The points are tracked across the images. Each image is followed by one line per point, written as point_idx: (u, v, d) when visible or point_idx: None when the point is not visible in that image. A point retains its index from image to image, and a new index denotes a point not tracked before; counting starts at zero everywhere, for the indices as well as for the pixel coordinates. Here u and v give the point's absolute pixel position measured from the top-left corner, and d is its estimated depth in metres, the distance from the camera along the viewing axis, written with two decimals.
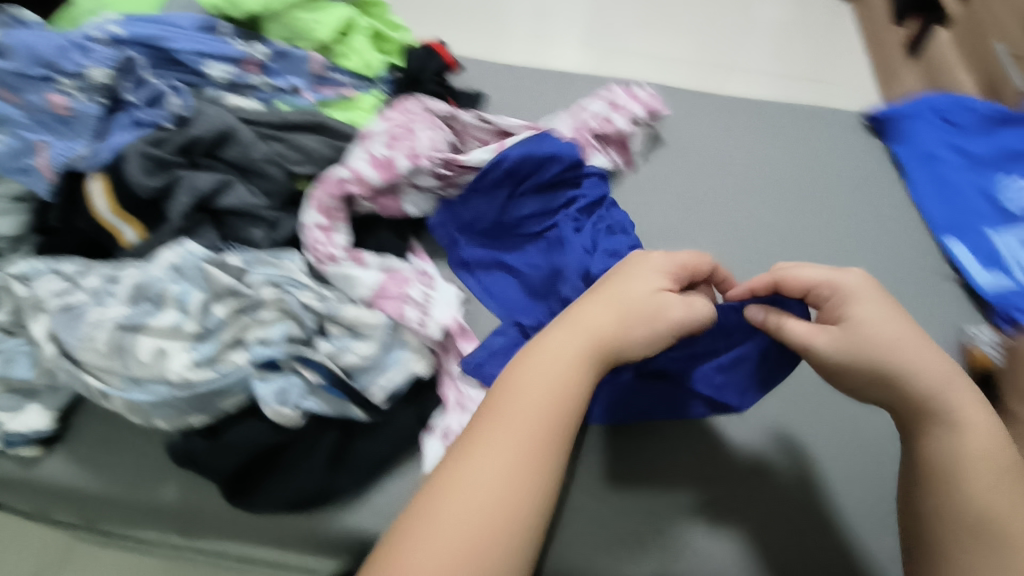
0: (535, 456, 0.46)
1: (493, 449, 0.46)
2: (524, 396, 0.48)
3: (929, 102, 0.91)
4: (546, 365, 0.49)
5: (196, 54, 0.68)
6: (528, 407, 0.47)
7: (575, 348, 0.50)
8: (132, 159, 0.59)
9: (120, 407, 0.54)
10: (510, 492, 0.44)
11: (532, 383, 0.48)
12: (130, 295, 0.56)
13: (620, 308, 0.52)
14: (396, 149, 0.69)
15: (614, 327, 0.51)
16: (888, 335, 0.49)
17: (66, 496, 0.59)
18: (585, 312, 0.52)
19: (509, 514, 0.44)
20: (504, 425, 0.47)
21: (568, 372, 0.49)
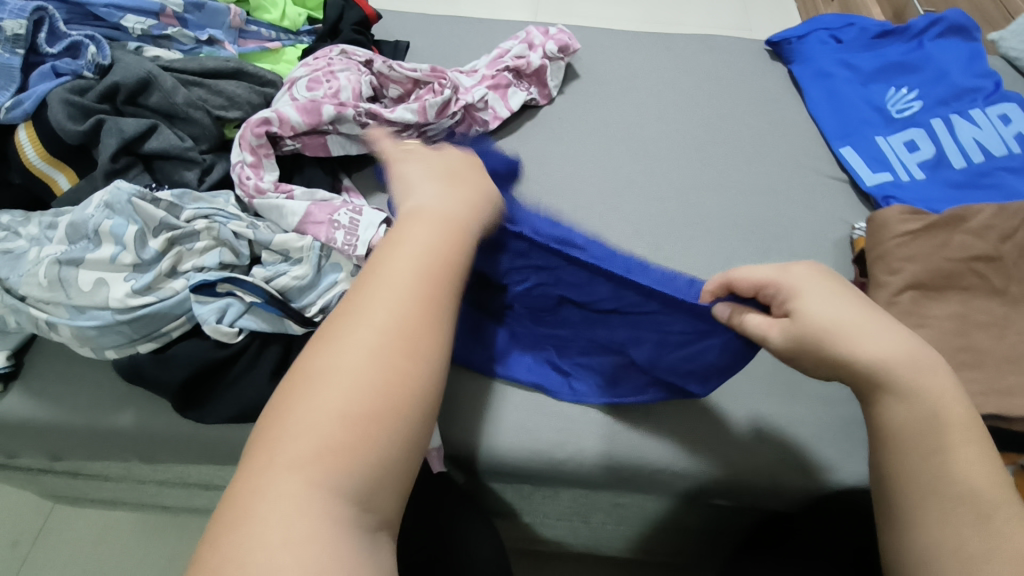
0: (429, 310, 0.39)
1: (377, 308, 0.38)
2: (400, 255, 0.41)
3: (820, 23, 0.99)
4: (397, 294, 0.39)
5: (110, 7, 0.71)
6: (409, 265, 0.41)
7: (451, 215, 0.45)
8: (56, 107, 0.62)
9: (68, 336, 0.57)
10: (406, 351, 0.37)
11: (388, 284, 0.40)
12: (66, 234, 0.59)
13: (466, 188, 0.48)
14: (319, 94, 0.73)
15: (475, 205, 0.47)
16: (833, 316, 0.44)
17: (27, 429, 0.62)
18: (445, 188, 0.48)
19: (400, 384, 0.37)
20: (391, 283, 0.40)
21: (446, 232, 0.43)
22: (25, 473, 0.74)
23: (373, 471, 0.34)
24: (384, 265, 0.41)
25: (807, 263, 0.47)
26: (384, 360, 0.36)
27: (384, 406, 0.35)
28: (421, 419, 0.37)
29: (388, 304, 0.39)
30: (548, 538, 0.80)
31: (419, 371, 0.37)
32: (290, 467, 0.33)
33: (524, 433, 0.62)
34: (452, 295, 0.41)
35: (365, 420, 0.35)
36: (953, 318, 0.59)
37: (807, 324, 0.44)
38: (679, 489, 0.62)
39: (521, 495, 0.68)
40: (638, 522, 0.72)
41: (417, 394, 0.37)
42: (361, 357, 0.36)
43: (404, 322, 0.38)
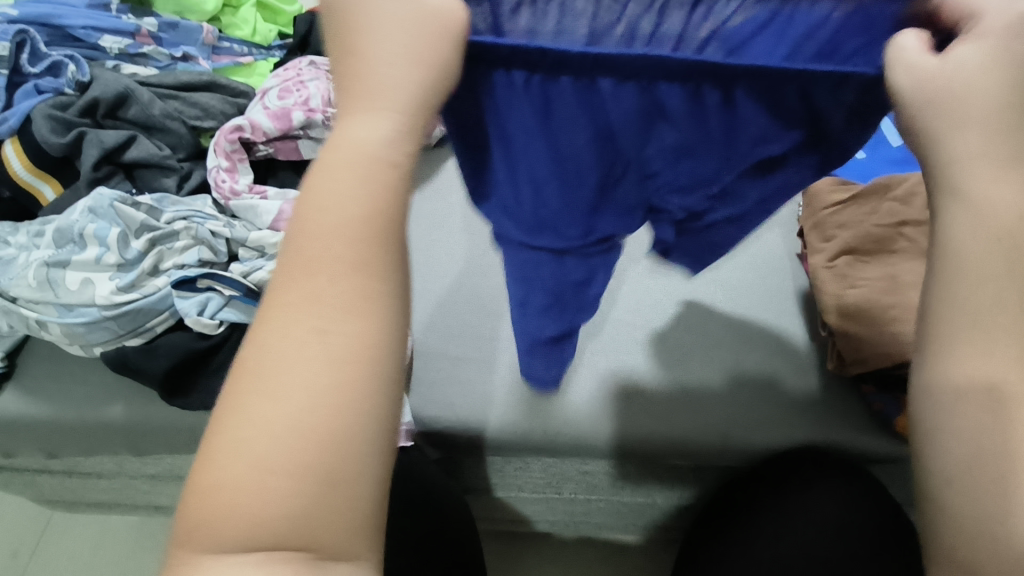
0: (362, 298, 0.29)
1: (304, 312, 0.29)
2: (315, 223, 0.30)
3: None
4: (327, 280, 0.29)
5: (88, 28, 0.76)
6: (325, 251, 0.29)
7: (375, 142, 0.30)
8: (39, 121, 0.67)
9: (58, 334, 0.61)
10: (348, 360, 0.29)
11: (314, 263, 0.29)
12: (54, 239, 0.63)
13: (407, 61, 0.30)
14: (290, 102, 0.76)
15: (413, 102, 0.31)
16: (986, 92, 0.30)
17: (21, 426, 0.66)
18: (366, 77, 0.31)
19: (345, 404, 0.28)
20: (314, 271, 0.29)
21: (366, 183, 0.30)
22: (21, 474, 0.77)
23: (318, 525, 0.28)
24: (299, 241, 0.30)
25: None
26: (321, 382, 0.28)
27: (315, 445, 0.28)
28: (373, 440, 0.29)
29: (308, 305, 0.29)
30: (524, 516, 0.84)
31: (366, 384, 0.29)
32: (228, 525, 0.27)
33: (497, 411, 0.66)
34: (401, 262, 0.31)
35: (300, 465, 0.27)
36: (883, 279, 0.64)
37: (978, 88, 0.30)
38: (639, 451, 0.67)
39: (494, 469, 0.72)
40: (607, 491, 0.75)
41: (357, 417, 0.29)
42: (293, 383, 0.28)
43: (330, 330, 0.29)
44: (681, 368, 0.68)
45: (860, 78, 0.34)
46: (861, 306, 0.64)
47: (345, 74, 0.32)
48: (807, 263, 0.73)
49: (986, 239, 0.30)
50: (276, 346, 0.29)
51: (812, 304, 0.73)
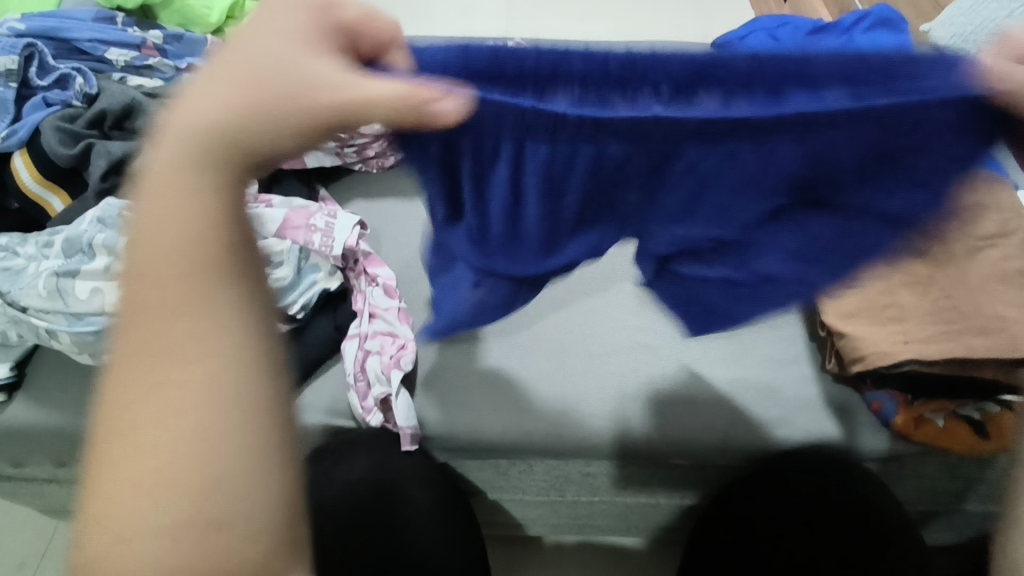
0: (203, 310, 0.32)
1: (147, 326, 0.31)
2: (149, 253, 0.32)
3: (760, 25, 1.08)
4: (170, 289, 0.32)
5: (94, 41, 0.77)
6: (165, 277, 0.32)
7: (192, 159, 0.33)
8: (49, 133, 0.68)
9: (68, 342, 0.62)
10: (188, 357, 0.31)
11: (156, 278, 0.32)
12: (63, 249, 0.64)
13: (218, 85, 0.33)
14: None
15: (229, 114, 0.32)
16: None
17: (31, 435, 0.66)
18: (183, 114, 0.33)
19: (202, 395, 0.31)
20: (153, 298, 0.32)
21: (200, 207, 0.33)
22: (29, 484, 0.78)
23: (196, 527, 0.30)
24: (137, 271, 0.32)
25: None
26: (171, 394, 0.31)
27: (188, 437, 0.30)
28: (234, 435, 0.31)
29: (150, 328, 0.31)
30: (527, 520, 0.84)
31: (208, 372, 0.31)
32: (133, 525, 0.29)
33: (500, 414, 0.66)
34: (233, 260, 0.33)
35: (166, 476, 0.30)
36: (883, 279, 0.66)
37: None
38: (643, 452, 0.67)
39: (498, 472, 0.72)
40: (610, 494, 0.76)
41: (218, 403, 0.31)
42: (147, 401, 0.31)
43: (172, 346, 0.31)
44: (683, 371, 0.69)
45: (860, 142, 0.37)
46: (858, 307, 0.65)
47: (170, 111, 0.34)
48: None
49: None
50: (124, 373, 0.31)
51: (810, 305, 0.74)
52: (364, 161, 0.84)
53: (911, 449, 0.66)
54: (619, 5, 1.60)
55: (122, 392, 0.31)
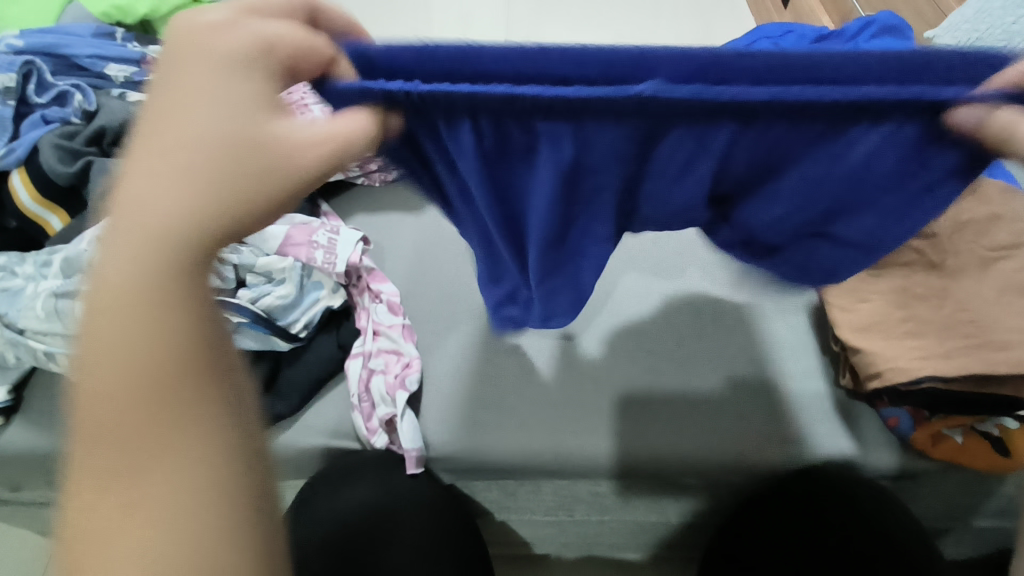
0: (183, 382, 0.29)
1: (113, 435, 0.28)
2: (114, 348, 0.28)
3: (762, 32, 1.07)
4: (133, 401, 0.28)
5: (93, 57, 0.76)
6: (139, 368, 0.28)
7: (149, 250, 0.29)
8: (46, 150, 0.67)
9: (66, 364, 0.61)
10: (158, 457, 0.28)
11: (114, 386, 0.28)
12: (61, 269, 0.63)
13: (189, 163, 0.28)
14: None
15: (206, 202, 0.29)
16: None
17: (29, 459, 0.65)
18: (130, 204, 0.29)
19: (177, 497, 0.28)
20: (119, 384, 0.28)
21: (147, 316, 0.29)
22: (27, 507, 0.77)
23: None
24: (90, 366, 0.28)
25: None
26: (156, 471, 0.28)
27: (170, 543, 0.28)
28: (225, 504, 0.29)
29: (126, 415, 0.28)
30: (535, 538, 0.83)
31: (186, 467, 0.29)
32: None
33: (504, 434, 0.64)
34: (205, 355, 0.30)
35: (163, 551, 0.28)
36: (895, 292, 0.64)
37: None
38: (653, 470, 0.65)
39: (506, 493, 0.71)
40: (620, 512, 0.75)
41: (201, 500, 0.29)
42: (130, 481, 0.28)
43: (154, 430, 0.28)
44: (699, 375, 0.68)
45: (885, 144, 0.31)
46: (873, 320, 0.64)
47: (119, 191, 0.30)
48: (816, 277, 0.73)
49: None
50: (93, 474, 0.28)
51: (821, 319, 0.72)
52: (367, 174, 0.83)
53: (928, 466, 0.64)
54: (620, 13, 1.60)
55: (99, 480, 0.28)
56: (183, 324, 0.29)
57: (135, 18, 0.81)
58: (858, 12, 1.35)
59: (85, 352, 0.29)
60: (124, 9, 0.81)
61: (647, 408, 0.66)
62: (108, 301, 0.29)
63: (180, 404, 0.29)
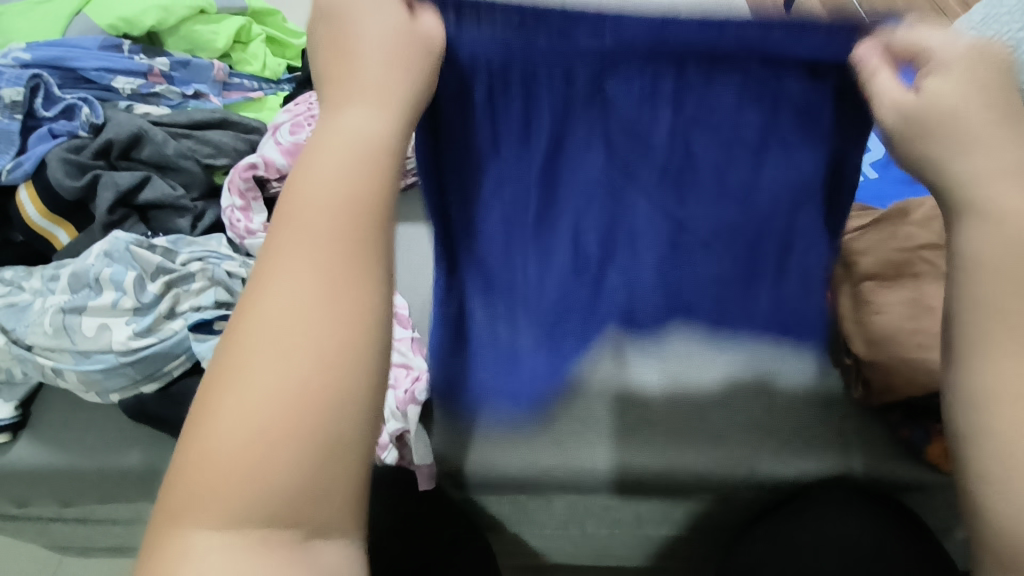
0: (360, 250, 0.28)
1: (294, 325, 0.26)
2: (302, 214, 0.28)
3: None
4: (313, 306, 0.26)
5: (100, 70, 0.76)
6: (315, 220, 0.28)
7: (344, 187, 0.28)
8: (54, 165, 0.66)
9: (75, 381, 0.60)
10: (339, 352, 0.26)
11: (297, 288, 0.26)
12: (69, 284, 0.62)
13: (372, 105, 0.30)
14: (302, 137, 0.75)
15: (390, 121, 0.30)
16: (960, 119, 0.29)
17: (37, 476, 0.64)
18: (322, 141, 0.29)
19: (348, 388, 0.26)
20: (315, 254, 0.27)
21: (342, 235, 0.27)
22: (34, 523, 0.76)
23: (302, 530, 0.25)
24: (292, 206, 0.28)
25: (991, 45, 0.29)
26: (315, 308, 0.26)
27: (316, 445, 0.25)
28: (373, 402, 0.27)
29: (293, 260, 0.27)
30: (548, 551, 0.82)
31: (357, 362, 0.26)
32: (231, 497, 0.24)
33: (514, 446, 0.64)
34: (374, 278, 0.28)
35: (314, 447, 0.25)
36: (908, 303, 0.62)
37: (951, 94, 0.29)
38: (665, 485, 0.64)
39: (517, 507, 0.70)
40: (634, 525, 0.74)
41: (367, 403, 0.26)
42: (276, 309, 0.26)
43: (329, 267, 0.27)
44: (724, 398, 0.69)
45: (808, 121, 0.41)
46: (888, 334, 0.61)
47: (318, 125, 0.30)
48: None
49: (998, 235, 0.28)
50: (244, 308, 0.27)
51: None
52: None
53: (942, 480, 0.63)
54: None
55: (253, 352, 0.25)
56: (375, 230, 0.28)
57: (141, 30, 0.80)
58: None
59: (273, 265, 0.27)
60: (131, 21, 0.80)
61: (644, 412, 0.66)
62: (307, 210, 0.28)
63: (368, 298, 0.27)
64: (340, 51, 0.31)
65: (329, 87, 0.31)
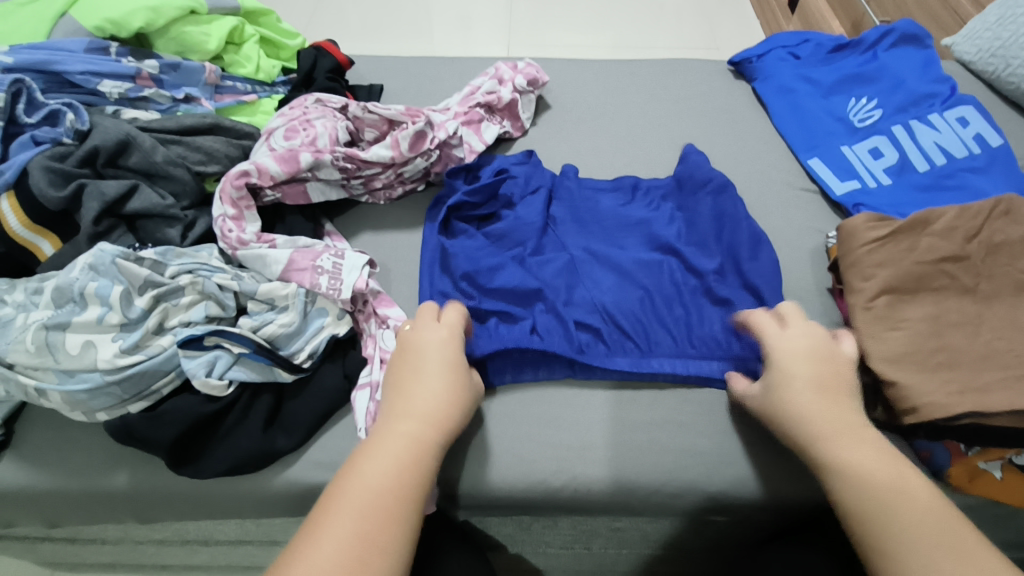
0: (388, 521, 0.44)
1: (346, 515, 0.43)
2: (357, 484, 0.45)
3: (777, 41, 1.04)
4: (364, 516, 0.43)
5: (86, 73, 0.73)
6: (363, 492, 0.44)
7: (402, 448, 0.48)
8: (37, 174, 0.63)
9: (58, 401, 0.57)
10: (371, 551, 0.42)
11: (360, 486, 0.45)
12: (52, 299, 0.60)
13: (425, 411, 0.51)
14: (296, 143, 0.74)
15: (440, 412, 0.51)
16: (802, 400, 0.51)
17: (19, 497, 0.61)
18: (400, 415, 0.51)
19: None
20: (370, 490, 0.45)
21: (393, 476, 0.46)
22: (20, 542, 0.73)
23: None
24: (368, 450, 0.48)
25: (803, 340, 0.54)
26: (348, 558, 0.41)
27: None
28: None
29: (342, 518, 0.43)
30: (547, 569, 0.79)
31: (380, 561, 0.42)
32: None
33: (517, 465, 0.61)
34: (407, 518, 0.45)
35: None
36: (926, 320, 0.61)
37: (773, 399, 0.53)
38: (672, 506, 0.61)
39: (521, 527, 0.68)
40: (638, 544, 0.72)
41: None
42: (321, 555, 0.41)
43: (362, 527, 0.43)
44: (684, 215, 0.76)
45: (709, 257, 0.71)
46: (905, 350, 0.59)
47: (397, 402, 0.52)
48: (843, 297, 0.70)
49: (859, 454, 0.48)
50: (317, 521, 0.43)
51: None
52: (371, 192, 0.80)
53: (965, 501, 0.60)
54: (622, 19, 1.57)
55: (315, 540, 0.42)
56: (417, 482, 0.47)
57: (129, 32, 0.77)
58: (870, 18, 1.32)
59: (346, 481, 0.45)
60: (119, 22, 0.77)
61: (652, 430, 0.63)
62: (374, 450, 0.48)
63: (403, 519, 0.44)
64: (412, 363, 0.55)
65: (401, 379, 0.54)
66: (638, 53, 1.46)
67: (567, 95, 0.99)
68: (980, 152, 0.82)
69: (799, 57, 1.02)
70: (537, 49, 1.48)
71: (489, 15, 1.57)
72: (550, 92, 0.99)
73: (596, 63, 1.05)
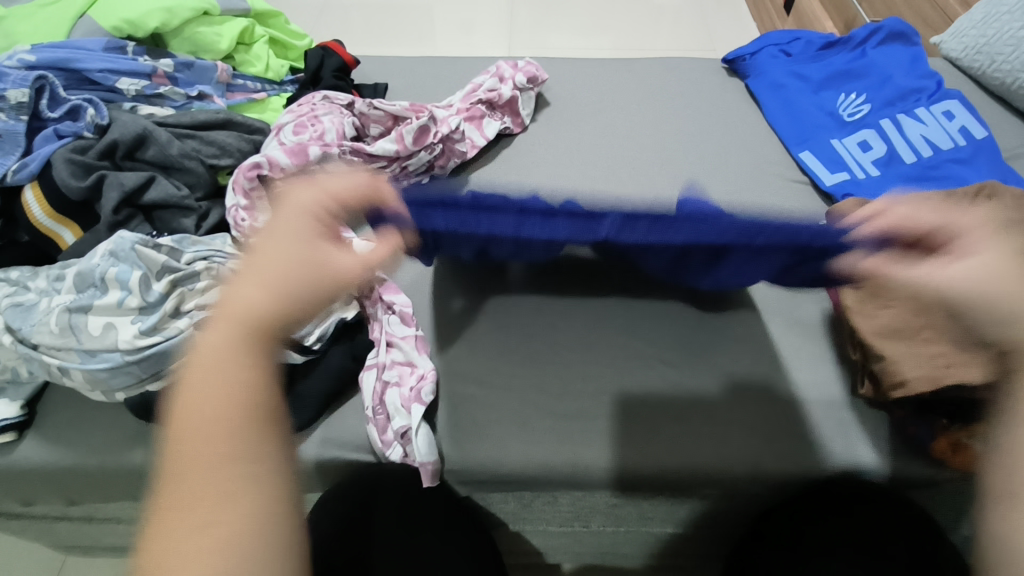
0: (240, 442, 0.36)
1: (193, 458, 0.36)
2: (181, 444, 0.36)
3: (769, 40, 1.07)
4: (212, 445, 0.36)
5: (105, 71, 0.76)
6: (200, 427, 0.36)
7: (239, 341, 0.38)
8: (60, 166, 0.66)
9: (80, 380, 0.60)
10: (232, 486, 0.35)
11: (194, 419, 0.36)
12: (75, 283, 0.63)
13: (261, 286, 0.39)
14: (305, 138, 0.77)
15: (285, 282, 0.39)
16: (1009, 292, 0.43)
17: (41, 475, 0.64)
18: (227, 305, 0.39)
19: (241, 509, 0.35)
20: (210, 414, 0.36)
21: (234, 384, 0.37)
22: (40, 522, 0.76)
23: None
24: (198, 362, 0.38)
25: (974, 212, 0.46)
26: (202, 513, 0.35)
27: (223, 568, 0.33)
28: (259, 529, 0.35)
29: (176, 492, 0.35)
30: (548, 548, 0.81)
31: (253, 489, 0.36)
32: None
33: (520, 442, 0.64)
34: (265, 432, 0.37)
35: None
36: None
37: (975, 278, 0.43)
38: (665, 484, 0.64)
39: (521, 504, 0.70)
40: (635, 522, 0.74)
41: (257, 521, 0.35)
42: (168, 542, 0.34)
43: (213, 462, 0.36)
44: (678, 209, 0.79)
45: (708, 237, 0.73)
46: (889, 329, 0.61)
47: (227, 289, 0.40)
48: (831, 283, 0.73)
49: None
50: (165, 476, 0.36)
51: (836, 325, 0.72)
52: None
53: (950, 476, 0.63)
54: (620, 21, 1.60)
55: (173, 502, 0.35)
56: (265, 379, 0.38)
57: (146, 32, 0.81)
58: (861, 18, 1.34)
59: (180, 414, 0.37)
60: (135, 22, 0.81)
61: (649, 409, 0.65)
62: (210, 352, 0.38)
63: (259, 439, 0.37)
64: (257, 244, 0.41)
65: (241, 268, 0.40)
66: (636, 55, 1.49)
67: (567, 92, 1.02)
68: (966, 144, 0.84)
69: (791, 54, 1.05)
70: (537, 50, 1.51)
71: (489, 18, 1.60)
72: (549, 90, 1.02)
73: (592, 62, 1.08)
